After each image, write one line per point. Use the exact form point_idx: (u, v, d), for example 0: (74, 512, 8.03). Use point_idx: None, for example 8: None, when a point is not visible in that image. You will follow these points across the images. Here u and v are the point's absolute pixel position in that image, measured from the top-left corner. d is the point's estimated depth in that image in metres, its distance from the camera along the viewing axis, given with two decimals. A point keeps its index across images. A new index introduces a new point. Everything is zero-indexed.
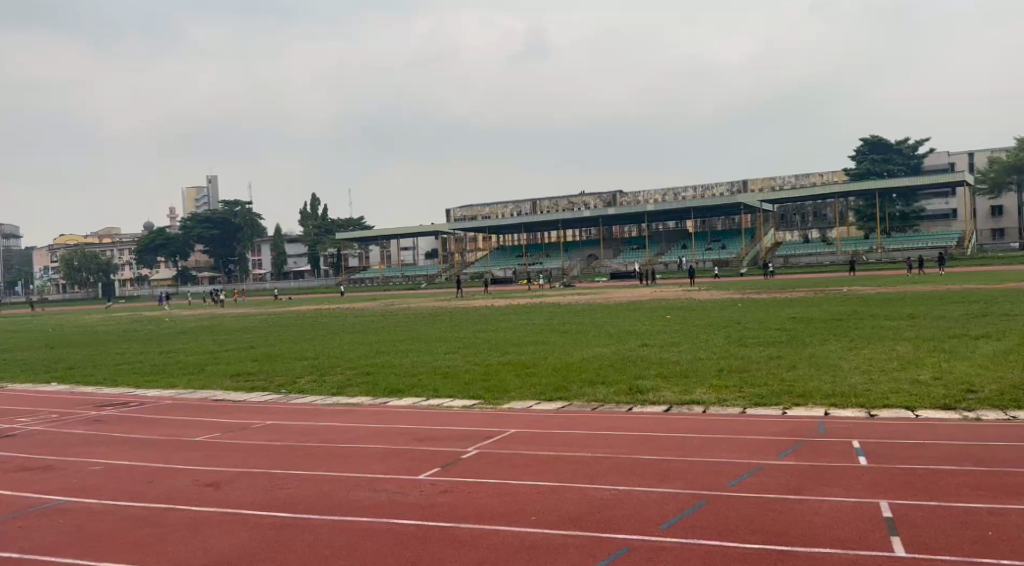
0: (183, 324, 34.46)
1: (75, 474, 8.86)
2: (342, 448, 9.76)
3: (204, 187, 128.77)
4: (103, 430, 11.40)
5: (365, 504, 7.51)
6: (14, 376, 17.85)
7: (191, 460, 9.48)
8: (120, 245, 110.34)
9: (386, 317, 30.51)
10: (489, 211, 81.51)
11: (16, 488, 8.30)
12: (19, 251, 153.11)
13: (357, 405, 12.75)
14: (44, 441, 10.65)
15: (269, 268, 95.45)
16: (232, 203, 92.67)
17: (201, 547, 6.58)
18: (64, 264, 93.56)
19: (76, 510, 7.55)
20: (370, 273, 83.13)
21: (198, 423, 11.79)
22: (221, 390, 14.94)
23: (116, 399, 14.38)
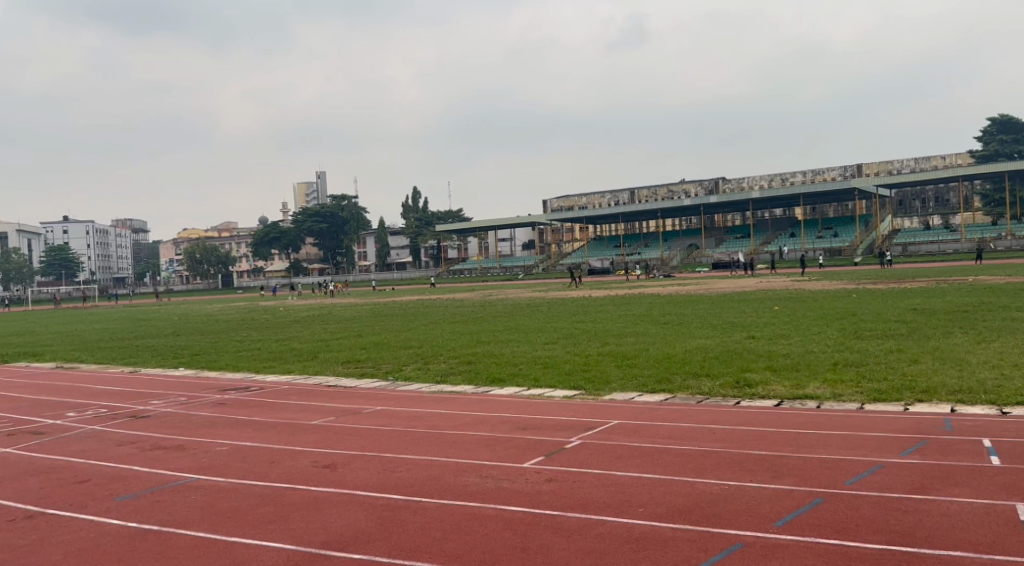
0: (295, 314, 36.02)
1: (202, 453, 9.37)
2: (450, 435, 9.94)
3: (314, 182, 133.70)
4: (226, 412, 12.00)
5: (473, 490, 7.62)
6: (145, 361, 19.09)
7: (307, 442, 9.89)
8: (238, 238, 116.06)
9: (485, 307, 30.83)
10: (587, 201, 81.20)
11: (153, 465, 8.87)
12: (147, 246, 163.40)
13: (460, 393, 12.96)
14: (175, 422, 11.33)
15: (374, 260, 98.24)
16: (339, 198, 95.78)
17: (320, 526, 6.83)
18: (187, 256, 99.13)
19: (206, 487, 8.00)
20: (469, 264, 84.15)
21: (313, 407, 12.28)
22: (333, 376, 15.53)
23: (238, 383, 15.16)
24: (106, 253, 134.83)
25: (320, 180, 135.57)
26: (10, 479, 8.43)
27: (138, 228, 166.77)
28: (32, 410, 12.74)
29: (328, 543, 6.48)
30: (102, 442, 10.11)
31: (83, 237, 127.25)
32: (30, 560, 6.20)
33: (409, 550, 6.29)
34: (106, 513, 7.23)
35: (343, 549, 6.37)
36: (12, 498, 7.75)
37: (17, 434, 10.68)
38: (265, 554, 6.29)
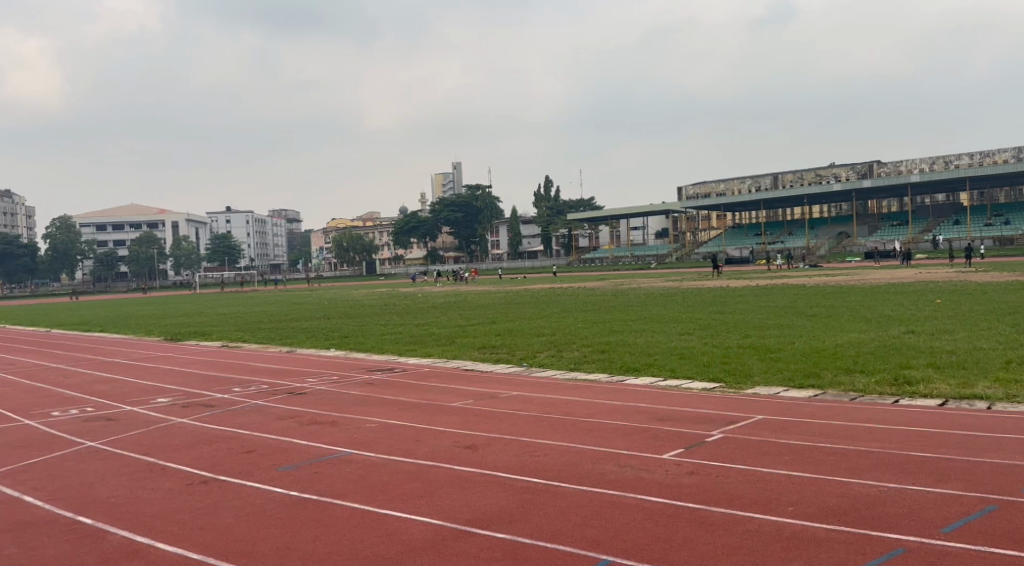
0: (433, 299, 37.10)
1: (353, 430, 9.80)
2: (587, 422, 9.93)
3: (452, 173, 136.71)
4: (373, 392, 12.52)
5: (613, 478, 7.58)
6: (298, 342, 20.21)
7: (449, 423, 10.13)
8: (380, 227, 120.52)
9: (619, 297, 30.59)
10: (726, 187, 78.72)
11: (309, 438, 9.39)
12: (299, 234, 172.68)
13: (595, 381, 12.93)
14: (327, 399, 11.94)
15: (507, 249, 99.47)
16: (474, 188, 97.32)
17: (464, 504, 6.99)
18: (335, 244, 103.91)
19: (357, 461, 8.36)
20: (601, 252, 83.75)
21: (453, 390, 12.62)
22: (470, 360, 15.89)
23: (383, 365, 15.82)
24: (263, 240, 143.92)
25: (456, 170, 138.68)
26: (187, 446, 9.14)
27: (292, 218, 176.96)
28: (203, 384, 13.80)
29: (472, 521, 6.62)
30: (264, 415, 10.77)
31: (243, 225, 136.44)
32: (207, 521, 6.69)
33: (551, 534, 6.33)
34: (270, 482, 7.70)
35: (487, 527, 6.50)
36: (189, 464, 8.39)
37: (191, 406, 11.59)
38: (415, 528, 6.51)
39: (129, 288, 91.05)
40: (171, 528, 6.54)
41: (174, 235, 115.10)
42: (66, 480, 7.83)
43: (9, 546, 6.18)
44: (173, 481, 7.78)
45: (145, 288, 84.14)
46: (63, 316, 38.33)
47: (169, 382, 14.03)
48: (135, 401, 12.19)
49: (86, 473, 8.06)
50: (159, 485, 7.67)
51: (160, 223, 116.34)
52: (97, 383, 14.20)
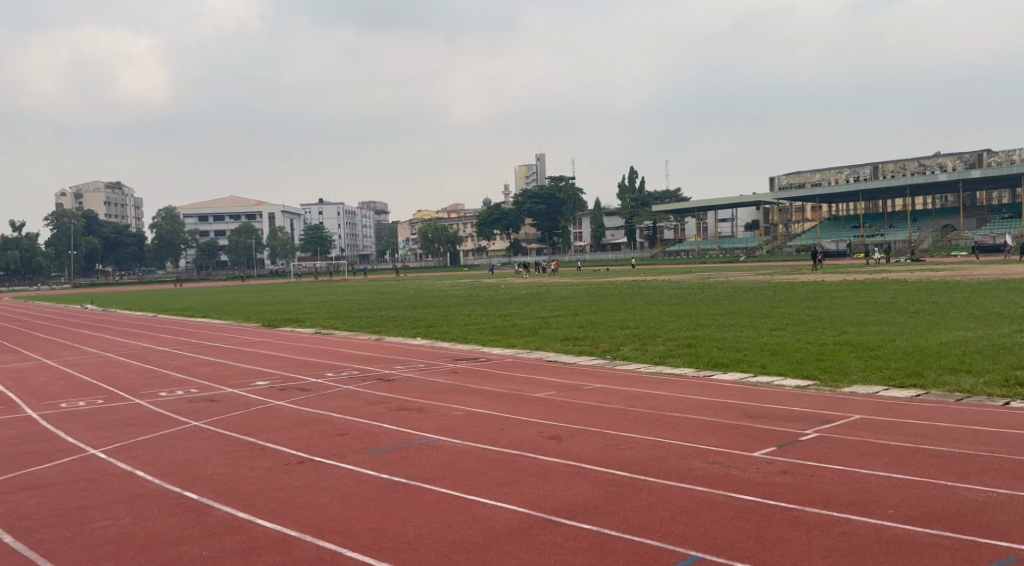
0: (517, 290, 37.29)
1: (440, 417, 9.95)
2: (673, 417, 9.80)
3: (536, 164, 136.79)
4: (459, 380, 12.67)
5: (701, 474, 7.46)
6: (385, 330, 20.65)
7: (535, 413, 10.18)
8: (465, 219, 121.77)
9: (706, 290, 30.04)
10: (820, 178, 76.19)
11: (397, 423, 9.58)
12: (386, 226, 176.21)
13: (681, 375, 12.76)
14: (414, 386, 12.17)
15: (590, 241, 98.99)
16: (557, 179, 97.18)
17: (549, 494, 7.01)
18: (420, 236, 105.45)
19: (445, 447, 8.49)
20: (687, 245, 82.41)
21: (536, 380, 12.66)
22: (554, 351, 15.90)
23: (467, 354, 15.99)
24: (353, 231, 147.60)
25: (540, 162, 138.77)
26: (282, 428, 9.46)
27: (380, 210, 180.61)
28: (296, 369, 14.28)
29: (558, 511, 6.62)
30: (355, 400, 11.05)
31: (334, 217, 140.23)
32: (302, 500, 6.90)
33: (638, 528, 6.27)
34: (361, 464, 7.90)
35: (573, 518, 6.49)
36: (285, 445, 8.68)
37: (287, 389, 12.01)
38: (502, 515, 6.56)
39: (228, 277, 94.90)
40: (269, 505, 6.78)
41: (270, 226, 119.28)
42: (172, 457, 8.21)
43: (123, 516, 6.52)
44: (271, 461, 8.08)
45: (243, 277, 87.54)
46: (168, 302, 40.38)
47: (265, 366, 14.58)
48: (235, 383, 12.72)
49: (191, 451, 8.45)
50: (258, 464, 7.97)
51: (257, 215, 120.66)
52: (200, 365, 14.88)
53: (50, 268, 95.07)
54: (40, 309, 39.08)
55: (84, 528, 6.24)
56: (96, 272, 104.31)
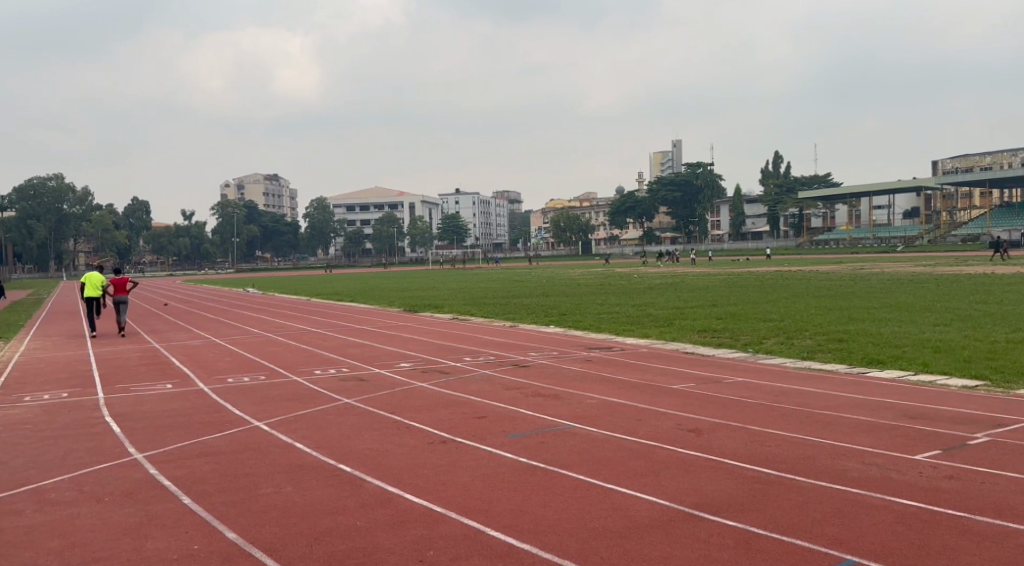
0: (651, 280, 36.71)
1: (576, 404, 9.96)
2: (821, 414, 9.37)
3: (672, 151, 134.21)
4: (594, 369, 12.65)
5: (856, 476, 7.09)
6: (520, 318, 20.86)
7: (673, 405, 10.01)
8: (599, 208, 121.23)
9: (856, 282, 28.46)
10: (990, 161, 70.58)
11: (534, 409, 9.66)
12: (519, 215, 178.17)
13: (831, 371, 12.18)
14: (550, 373, 12.23)
15: (728, 230, 96.18)
16: (695, 165, 94.91)
17: (691, 487, 6.86)
18: (553, 224, 105.76)
19: (583, 434, 8.48)
20: (835, 234, 78.44)
21: (674, 371, 12.44)
22: (691, 343, 15.56)
23: (603, 343, 15.89)
24: (488, 220, 150.34)
25: (677, 148, 135.99)
26: (426, 408, 9.75)
27: (513, 199, 182.84)
28: (436, 352, 14.70)
29: (701, 506, 6.47)
30: (493, 384, 11.25)
31: (470, 207, 143.30)
32: (446, 478, 7.08)
33: (786, 527, 6.03)
34: (501, 447, 8.02)
35: (717, 513, 6.32)
36: (428, 425, 8.94)
37: (428, 371, 12.39)
38: (642, 505, 6.47)
39: (372, 263, 99.04)
40: (415, 481, 7.00)
41: (410, 215, 123.27)
42: (325, 431, 8.65)
43: (284, 484, 6.92)
44: (416, 439, 8.33)
45: (386, 263, 91.00)
46: (319, 287, 42.75)
47: (408, 349, 15.10)
48: (380, 364, 13.26)
49: (342, 426, 8.86)
50: (403, 441, 8.25)
51: (399, 205, 125.03)
52: (349, 347, 15.61)
53: (215, 253, 102.46)
54: (206, 292, 42.31)
55: (251, 494, 6.67)
56: (256, 258, 111.53)
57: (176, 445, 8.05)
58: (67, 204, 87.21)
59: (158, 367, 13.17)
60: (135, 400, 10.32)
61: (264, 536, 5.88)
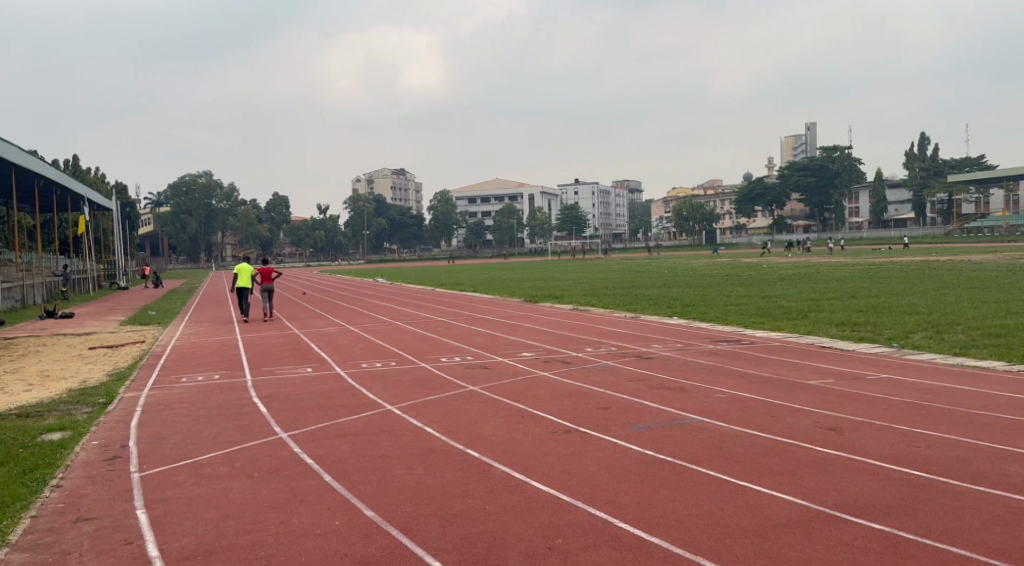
0: (781, 271, 35.31)
1: (703, 398, 9.73)
2: (975, 415, 8.74)
3: (805, 136, 128.77)
4: (722, 362, 12.31)
5: (1018, 482, 6.57)
6: (645, 309, 20.55)
7: (807, 401, 9.61)
8: (724, 196, 117.90)
9: (1014, 272, 26.32)
10: None
11: (662, 402, 9.50)
12: (640, 205, 175.96)
13: (987, 369, 11.34)
14: (677, 366, 11.98)
15: (867, 218, 91.27)
16: (831, 149, 90.60)
17: (832, 488, 6.56)
18: (676, 213, 103.62)
19: (712, 429, 8.27)
20: (989, 221, 72.94)
21: (809, 367, 11.92)
22: (827, 337, 14.87)
23: (732, 336, 15.42)
24: (608, 210, 149.19)
25: (811, 132, 130.22)
26: (550, 398, 9.77)
27: (634, 188, 180.68)
28: (559, 342, 14.70)
29: (843, 507, 6.18)
30: (616, 376, 11.15)
31: (591, 197, 142.61)
32: (572, 468, 7.08)
33: (940, 534, 5.66)
34: (628, 439, 7.93)
35: (860, 516, 6.02)
36: (554, 414, 8.96)
37: (551, 361, 12.43)
38: (779, 505, 6.24)
39: (495, 255, 100.28)
40: (542, 469, 7.04)
41: (531, 206, 123.97)
42: (453, 417, 8.83)
43: (416, 466, 7.12)
44: (541, 428, 8.38)
45: (507, 254, 91.83)
46: (443, 278, 43.75)
47: (531, 339, 15.17)
48: (504, 353, 13.40)
49: (469, 413, 9.02)
50: (528, 429, 8.31)
51: (520, 196, 126.01)
52: (474, 336, 15.85)
53: (347, 245, 106.57)
54: (337, 282, 44.14)
55: (385, 475, 6.90)
56: (384, 249, 115.21)
57: (317, 426, 8.44)
58: (215, 200, 93.20)
59: (297, 352, 13.86)
60: (279, 382, 10.89)
61: (400, 515, 6.06)
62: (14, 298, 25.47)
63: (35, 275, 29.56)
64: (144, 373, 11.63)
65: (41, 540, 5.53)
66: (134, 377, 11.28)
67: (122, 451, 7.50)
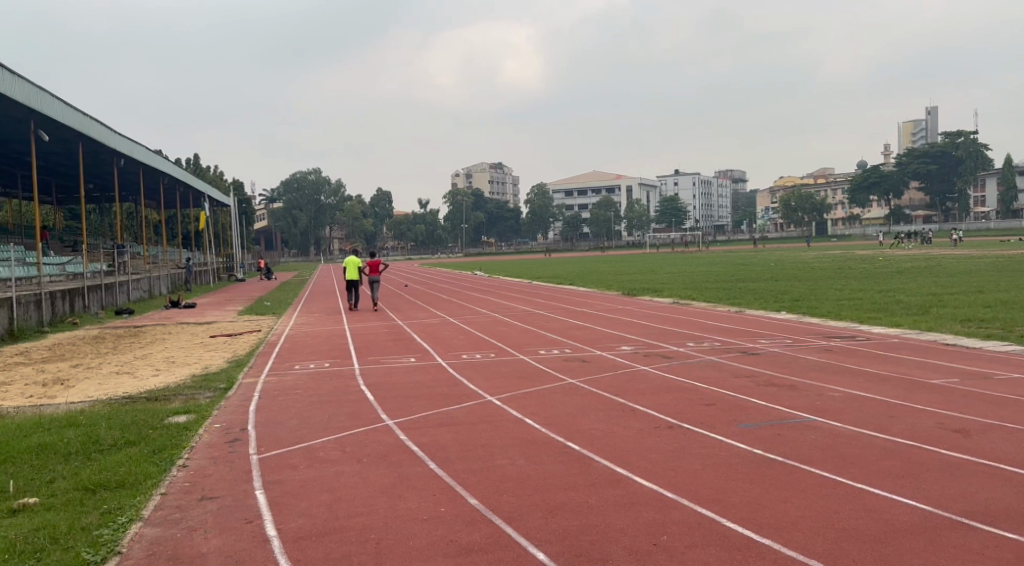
0: (897, 264, 33.69)
1: (815, 396, 9.40)
2: None
3: (925, 122, 122.28)
4: (834, 359, 11.84)
5: None
6: (751, 303, 20.02)
7: (929, 401, 9.13)
8: (835, 185, 113.43)
9: None
10: None
11: (770, 399, 9.22)
12: (744, 195, 171.54)
13: None
14: (786, 362, 11.61)
15: (994, 207, 85.93)
16: (955, 134, 85.80)
17: (958, 493, 6.22)
18: (784, 204, 100.34)
19: (824, 430, 7.96)
20: None
21: (931, 365, 11.32)
22: (950, 333, 14.11)
23: (845, 332, 14.82)
24: (710, 201, 146.06)
25: (931, 116, 123.62)
26: (653, 392, 9.64)
27: (738, 178, 176.29)
28: (660, 336, 14.50)
29: (971, 514, 5.84)
30: (721, 372, 10.90)
31: (692, 187, 140.04)
32: (676, 464, 6.96)
33: None
34: (735, 437, 7.74)
35: (990, 523, 5.68)
36: (657, 409, 8.84)
37: (651, 355, 12.27)
38: (899, 509, 5.96)
39: (594, 247, 99.87)
40: (645, 464, 6.96)
41: (630, 198, 122.77)
42: (554, 409, 8.84)
43: (518, 457, 7.16)
44: (644, 423, 8.28)
45: (606, 247, 91.16)
46: (541, 270, 43.84)
47: (631, 332, 15.02)
48: (604, 347, 13.32)
49: (570, 406, 9.00)
50: (630, 424, 8.23)
51: (618, 188, 124.98)
52: (574, 329, 15.82)
53: (446, 239, 108.32)
54: (438, 274, 44.92)
55: (488, 464, 6.97)
56: (484, 242, 116.49)
57: (421, 414, 8.61)
58: (324, 196, 96.82)
59: (402, 342, 14.21)
60: (384, 371, 11.19)
61: (503, 504, 6.12)
62: (142, 289, 27.07)
63: (160, 267, 31.28)
64: (260, 360, 12.18)
65: (170, 516, 5.86)
66: (251, 364, 11.82)
67: (241, 434, 7.86)
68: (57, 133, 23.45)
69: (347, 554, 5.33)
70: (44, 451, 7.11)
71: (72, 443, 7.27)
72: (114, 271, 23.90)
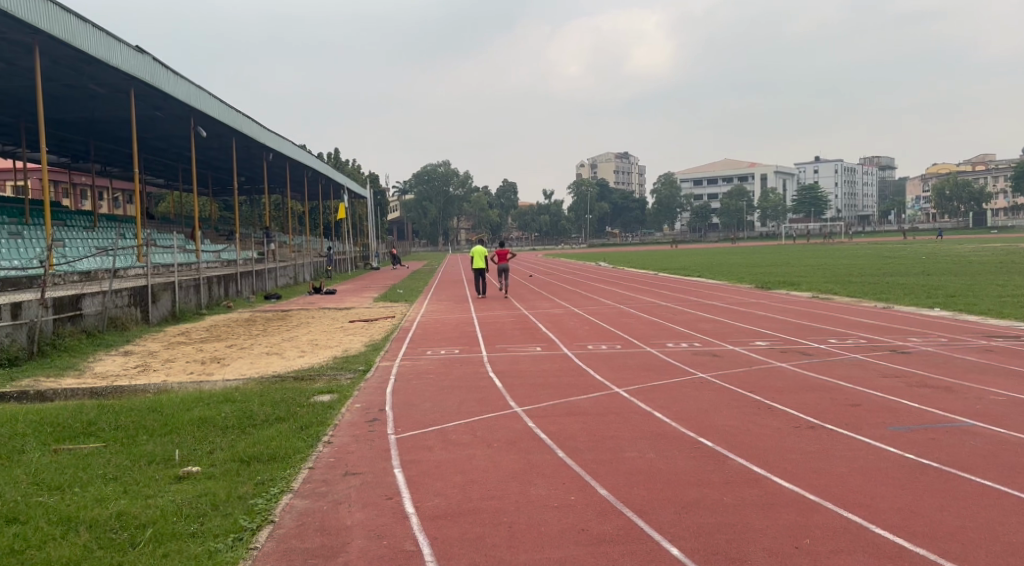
0: None
1: (973, 399, 8.76)
2: None
3: None
4: (995, 360, 11.00)
5: None
6: (900, 298, 18.92)
7: None
8: (995, 171, 105.11)
9: None
10: None
11: (920, 401, 8.68)
12: (891, 183, 161.87)
13: None
14: (939, 362, 10.88)
15: None
16: None
17: None
18: (936, 193, 94.11)
19: (983, 436, 7.41)
20: None
21: None
22: None
23: (1008, 331, 13.72)
24: (853, 190, 138.71)
25: None
26: (791, 390, 9.28)
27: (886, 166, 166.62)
28: (798, 332, 13.95)
29: None
30: (865, 370, 10.36)
31: (833, 175, 133.43)
32: (820, 466, 6.67)
33: None
34: (883, 440, 7.35)
35: None
36: (795, 407, 8.51)
37: (788, 351, 11.81)
38: None
39: (726, 238, 97.13)
40: (783, 465, 6.71)
41: (764, 187, 118.52)
42: (685, 404, 8.68)
43: (648, 451, 7.08)
44: (782, 421, 7.98)
45: (740, 239, 88.27)
46: (671, 261, 43.10)
47: (766, 327, 14.53)
48: (738, 341, 12.94)
49: (702, 401, 8.80)
50: (767, 422, 7.95)
51: (751, 176, 120.92)
52: (705, 321, 15.45)
53: (571, 230, 108.34)
54: (567, 264, 45.01)
55: (618, 456, 6.93)
56: (611, 233, 115.69)
57: (550, 403, 8.66)
58: (453, 187, 99.35)
59: (530, 331, 14.35)
60: (512, 359, 11.34)
61: (635, 497, 6.05)
62: (288, 275, 28.58)
63: (304, 256, 32.90)
64: (395, 345, 12.62)
65: (316, 489, 6.17)
66: (387, 348, 12.27)
67: (380, 414, 8.17)
68: (213, 130, 25.12)
69: (481, 536, 5.44)
70: (204, 423, 7.66)
71: (229, 418, 7.78)
72: (263, 259, 25.35)
